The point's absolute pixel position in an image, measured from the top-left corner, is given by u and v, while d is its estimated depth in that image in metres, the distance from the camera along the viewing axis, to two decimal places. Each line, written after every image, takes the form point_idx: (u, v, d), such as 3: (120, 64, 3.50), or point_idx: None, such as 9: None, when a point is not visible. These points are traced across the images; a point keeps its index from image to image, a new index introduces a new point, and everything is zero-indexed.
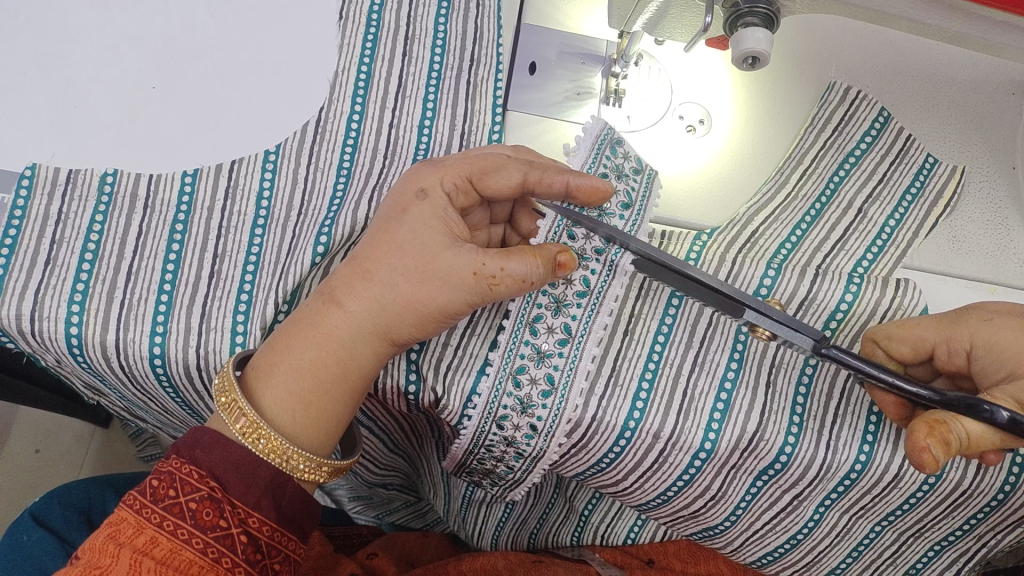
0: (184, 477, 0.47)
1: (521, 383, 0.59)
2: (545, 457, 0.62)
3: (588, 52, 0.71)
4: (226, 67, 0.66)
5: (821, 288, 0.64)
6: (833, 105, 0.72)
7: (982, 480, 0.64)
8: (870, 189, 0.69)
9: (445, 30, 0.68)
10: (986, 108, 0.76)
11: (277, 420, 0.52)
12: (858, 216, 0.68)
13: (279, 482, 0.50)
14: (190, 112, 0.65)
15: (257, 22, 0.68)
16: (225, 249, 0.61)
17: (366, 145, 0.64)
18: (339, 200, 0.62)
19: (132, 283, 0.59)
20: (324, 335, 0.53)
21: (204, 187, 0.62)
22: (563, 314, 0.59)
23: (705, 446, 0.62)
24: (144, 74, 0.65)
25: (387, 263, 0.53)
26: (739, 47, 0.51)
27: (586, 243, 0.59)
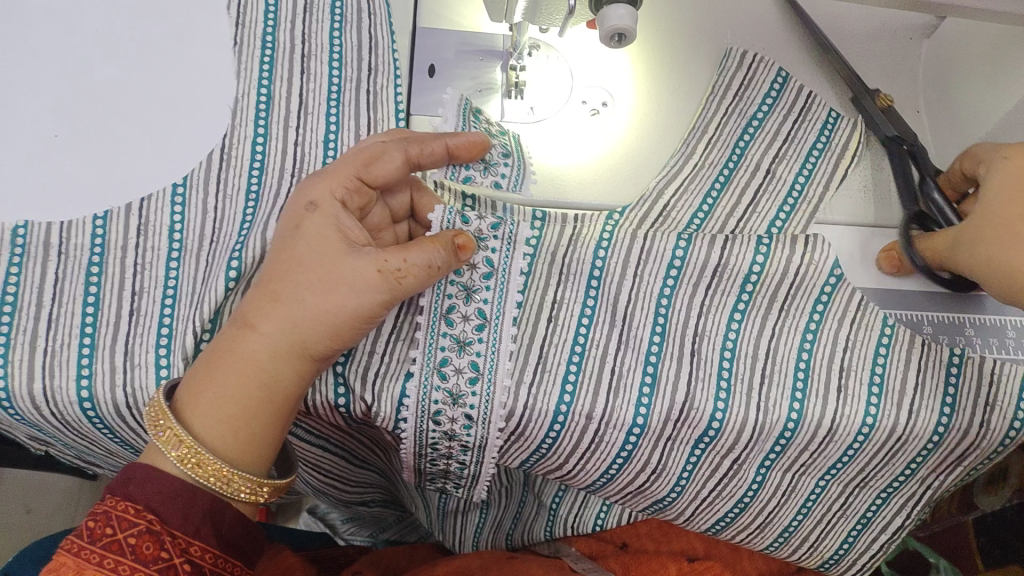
0: (119, 513, 0.46)
1: (447, 375, 0.60)
2: (489, 446, 0.63)
3: (486, 49, 0.72)
4: (128, 106, 0.66)
5: (732, 251, 0.65)
6: (730, 74, 0.73)
7: (915, 423, 0.65)
8: (776, 149, 0.71)
9: (341, 44, 0.69)
10: (886, 55, 0.77)
11: (215, 446, 0.51)
12: (767, 176, 0.70)
13: (219, 508, 0.50)
14: (97, 155, 0.65)
15: (154, 57, 0.68)
16: (143, 285, 0.62)
17: (273, 165, 0.65)
18: (248, 224, 0.64)
19: (54, 329, 0.60)
20: (247, 361, 0.52)
21: (116, 226, 0.63)
22: (474, 300, 0.61)
23: (638, 421, 0.63)
24: (46, 121, 0.65)
25: (293, 277, 0.53)
26: (605, 25, 0.52)
27: (481, 223, 0.61)
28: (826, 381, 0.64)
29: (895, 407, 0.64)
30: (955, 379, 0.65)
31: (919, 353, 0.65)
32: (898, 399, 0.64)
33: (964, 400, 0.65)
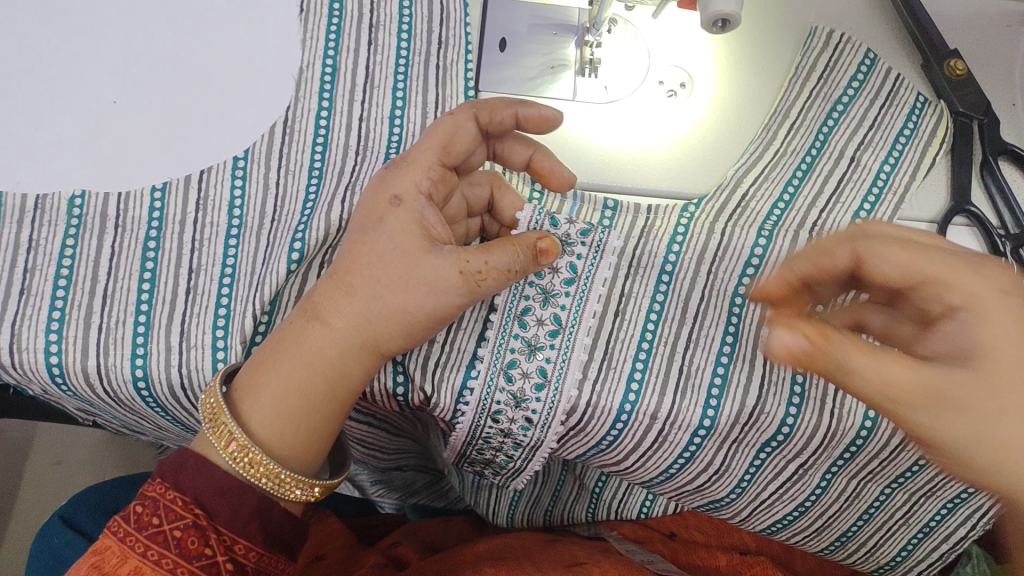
0: (168, 504, 0.45)
1: (513, 378, 0.58)
2: (544, 446, 0.61)
3: (561, 23, 0.68)
4: (188, 73, 0.64)
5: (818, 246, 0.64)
6: (813, 62, 0.69)
7: None
8: (861, 136, 0.68)
9: (410, 14, 0.67)
10: (978, 43, 0.72)
11: (269, 442, 0.49)
12: (851, 164, 0.67)
13: (267, 506, 0.48)
14: (157, 122, 0.63)
15: (216, 22, 0.65)
16: (201, 259, 0.60)
17: (337, 140, 0.63)
18: (311, 205, 0.61)
19: (109, 306, 0.58)
20: (307, 351, 0.50)
21: (174, 200, 0.61)
22: (551, 304, 0.59)
23: (704, 423, 0.61)
24: (105, 86, 0.63)
25: (370, 274, 0.51)
26: (708, 11, 0.49)
27: (569, 228, 0.59)
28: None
29: None
30: None
31: None
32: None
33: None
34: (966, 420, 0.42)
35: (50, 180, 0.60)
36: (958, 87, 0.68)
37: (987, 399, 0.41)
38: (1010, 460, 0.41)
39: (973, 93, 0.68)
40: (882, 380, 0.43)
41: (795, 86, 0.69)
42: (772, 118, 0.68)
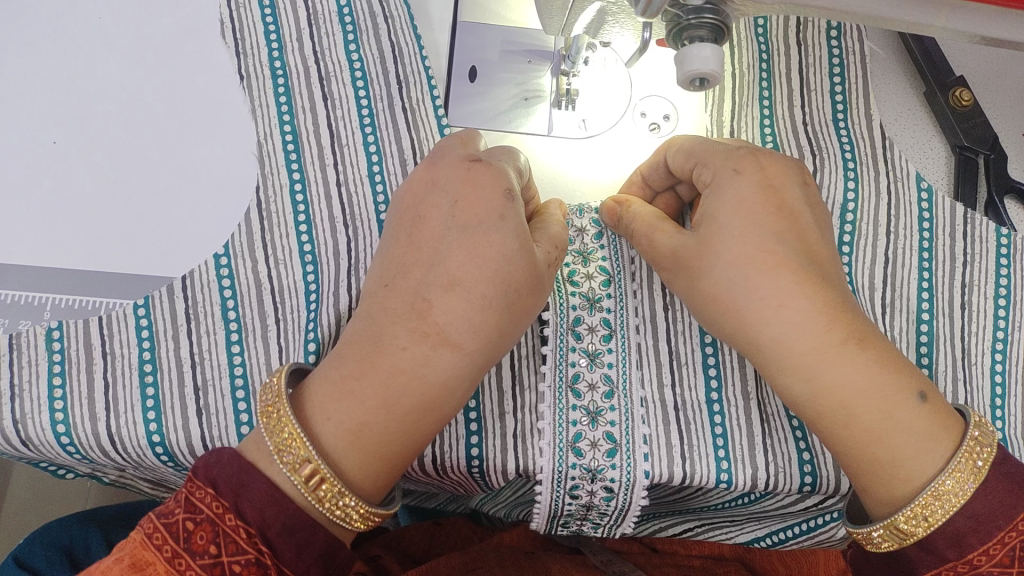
0: (230, 534, 0.40)
1: (583, 451, 0.54)
2: (638, 486, 0.54)
3: (534, 48, 0.63)
4: (126, 115, 0.60)
5: (894, 322, 0.59)
6: (785, 78, 0.64)
7: None
8: (886, 166, 0.63)
9: (360, 58, 0.61)
10: (991, 64, 0.68)
11: (360, 475, 0.45)
12: (894, 199, 0.62)
13: (333, 551, 0.43)
14: (97, 165, 0.59)
15: (161, 51, 0.61)
16: (113, 329, 0.55)
17: (278, 179, 0.58)
18: (226, 258, 0.57)
19: (20, 398, 0.54)
20: (396, 363, 0.45)
21: (75, 337, 0.55)
22: (598, 310, 0.57)
23: (722, 479, 0.56)
24: (42, 126, 0.59)
25: (477, 284, 0.47)
26: (683, 69, 0.44)
27: (591, 283, 0.58)
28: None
29: None
30: None
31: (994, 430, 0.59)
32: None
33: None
34: (831, 422, 0.47)
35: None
36: (964, 118, 0.65)
37: (812, 366, 0.47)
38: (885, 429, 0.46)
39: (981, 123, 0.65)
40: (782, 348, 0.47)
41: (766, 105, 0.64)
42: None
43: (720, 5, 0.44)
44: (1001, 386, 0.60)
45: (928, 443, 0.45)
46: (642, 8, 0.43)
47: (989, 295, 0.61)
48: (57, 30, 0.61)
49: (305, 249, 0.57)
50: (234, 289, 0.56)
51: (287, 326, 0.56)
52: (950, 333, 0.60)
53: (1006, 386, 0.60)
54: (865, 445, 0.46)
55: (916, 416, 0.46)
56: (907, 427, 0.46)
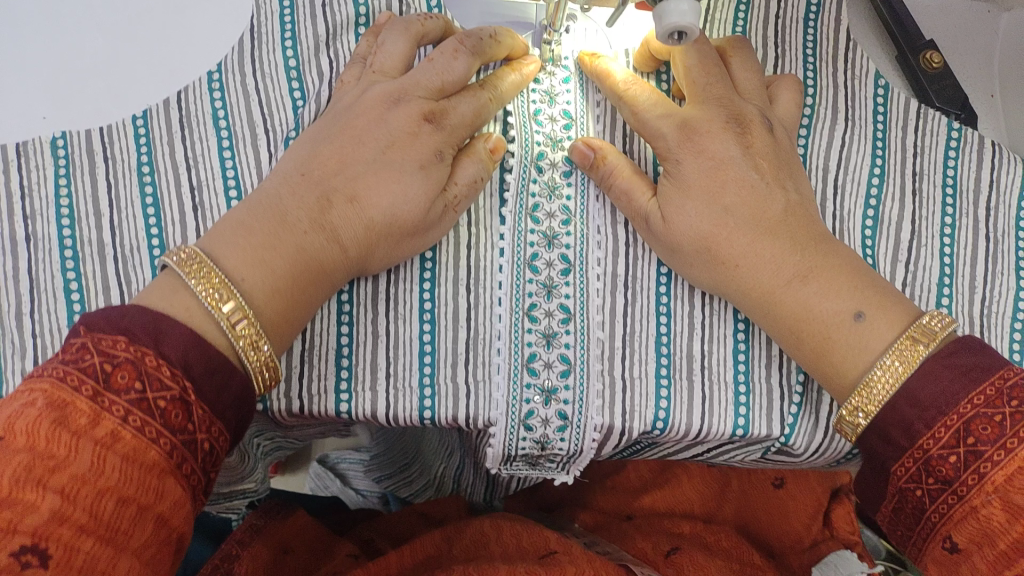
0: (151, 371, 0.42)
1: (537, 371, 0.58)
2: (589, 414, 0.59)
3: (516, 20, 0.64)
4: (127, 13, 0.63)
5: (844, 207, 0.63)
6: (762, 22, 0.66)
7: None
8: (845, 109, 0.65)
9: (367, 10, 0.61)
10: (959, 26, 0.71)
11: (258, 288, 0.48)
12: (849, 122, 0.65)
13: (247, 397, 0.47)
14: (96, 108, 0.61)
15: (142, 21, 0.63)
16: (129, 266, 0.57)
17: (275, 123, 0.60)
18: (228, 141, 0.60)
19: (30, 197, 0.58)
20: (297, 236, 0.51)
21: (90, 274, 0.57)
22: (556, 246, 0.60)
23: (658, 418, 0.59)
24: (33, 100, 0.61)
25: (380, 197, 0.53)
26: (663, 23, 0.46)
27: (551, 221, 0.61)
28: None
29: None
30: None
31: None
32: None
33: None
34: (778, 324, 0.53)
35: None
36: (934, 80, 0.67)
37: (768, 260, 0.53)
38: (837, 347, 0.51)
39: (950, 85, 0.67)
40: (751, 247, 0.53)
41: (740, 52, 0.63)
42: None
43: None
44: (945, 310, 0.62)
45: (881, 324, 0.50)
46: None
47: (935, 234, 0.64)
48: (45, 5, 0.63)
49: (298, 103, 0.60)
50: (225, 103, 0.60)
51: (276, 134, 0.60)
52: (898, 216, 0.63)
53: (950, 308, 0.62)
54: (828, 307, 0.52)
55: (867, 324, 0.51)
56: (856, 339, 0.51)
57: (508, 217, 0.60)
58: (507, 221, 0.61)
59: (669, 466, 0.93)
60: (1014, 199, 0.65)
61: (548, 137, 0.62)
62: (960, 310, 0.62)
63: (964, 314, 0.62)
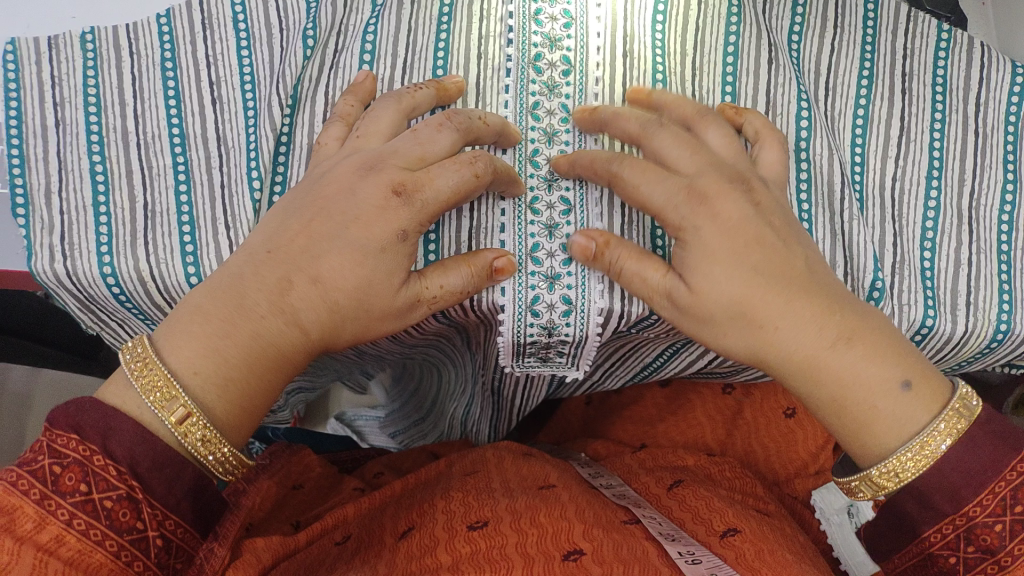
0: (97, 472, 0.44)
1: (541, 260, 0.60)
2: (594, 305, 0.61)
3: None
4: None
5: (834, 107, 0.66)
6: None
7: (974, 318, 0.63)
8: (834, 18, 0.68)
9: None
10: None
11: (222, 411, 0.50)
12: (839, 29, 0.67)
13: (200, 485, 0.49)
14: (123, 11, 0.68)
15: None
16: (151, 157, 0.64)
17: (291, 19, 0.66)
18: (246, 41, 0.65)
19: (60, 85, 0.64)
20: (253, 321, 0.51)
21: (115, 159, 0.63)
22: (557, 143, 0.62)
23: (657, 305, 0.62)
24: (63, 3, 0.67)
25: (343, 280, 0.53)
26: None
27: (551, 119, 0.62)
28: (832, 214, 0.62)
29: (952, 316, 0.63)
30: (1009, 288, 0.64)
31: (968, 255, 0.65)
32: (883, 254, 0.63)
33: (944, 272, 0.64)
34: (824, 389, 0.53)
35: (17, 24, 0.66)
36: None
37: (810, 323, 0.53)
38: (882, 425, 0.52)
39: None
40: (799, 350, 0.53)
41: None
42: (739, 23, 0.67)
43: None
44: (935, 202, 0.65)
45: (911, 406, 0.52)
46: None
47: (926, 129, 0.66)
48: None
49: (311, 2, 0.66)
50: (244, 6, 0.65)
51: (289, 30, 0.66)
52: (887, 115, 0.66)
53: (938, 202, 0.65)
54: (850, 373, 0.53)
55: (878, 363, 0.52)
56: (893, 416, 0.52)
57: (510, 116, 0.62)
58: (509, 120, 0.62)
59: (682, 391, 0.90)
60: (1005, 93, 0.67)
61: (547, 37, 0.62)
62: (949, 203, 0.66)
63: (952, 208, 0.66)
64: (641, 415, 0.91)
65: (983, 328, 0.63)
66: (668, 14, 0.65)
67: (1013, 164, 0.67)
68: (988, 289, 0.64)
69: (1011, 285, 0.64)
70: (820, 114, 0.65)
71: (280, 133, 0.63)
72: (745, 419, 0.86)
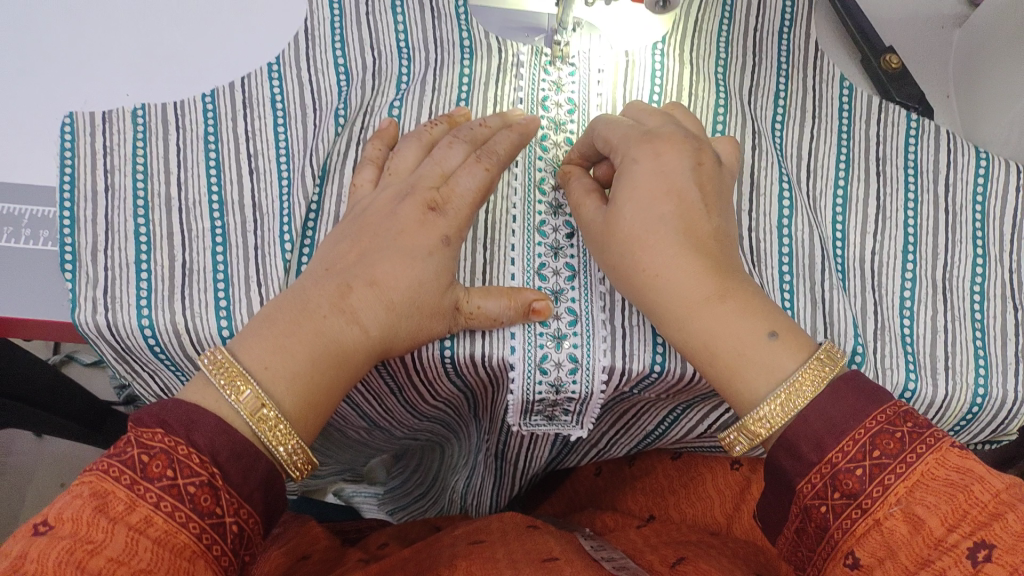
0: (183, 459, 0.49)
1: (548, 321, 0.65)
2: (598, 363, 0.65)
3: (530, 25, 0.76)
4: (199, 17, 0.77)
5: (815, 186, 0.73)
6: (744, 33, 0.77)
7: (953, 385, 0.67)
8: (812, 107, 0.75)
9: (403, 18, 0.76)
10: (917, 43, 0.81)
11: (291, 407, 0.56)
12: (814, 120, 0.75)
13: (271, 479, 0.54)
14: (173, 89, 0.74)
15: (215, 22, 0.76)
16: (192, 220, 0.69)
17: (325, 100, 0.74)
18: (282, 119, 0.73)
19: (111, 155, 0.70)
20: (316, 321, 0.59)
21: (158, 220, 0.69)
22: (562, 215, 0.69)
23: (656, 363, 0.66)
24: (118, 82, 0.74)
25: (397, 283, 0.61)
26: None
27: (556, 192, 0.70)
28: (813, 283, 0.68)
29: (932, 380, 0.67)
30: (983, 355, 0.69)
31: (944, 322, 0.69)
32: (864, 321, 0.68)
33: (922, 337, 0.69)
34: (702, 368, 0.58)
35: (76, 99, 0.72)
36: (894, 79, 0.76)
37: (696, 308, 0.57)
38: (749, 369, 0.56)
39: (909, 82, 0.76)
40: (703, 332, 0.57)
41: (722, 64, 0.76)
42: (726, 113, 0.73)
43: None
44: (910, 274, 0.70)
45: (775, 355, 0.56)
46: None
47: (900, 206, 0.72)
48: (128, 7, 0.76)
49: (342, 85, 0.74)
50: (281, 87, 0.74)
51: (322, 110, 0.73)
52: (864, 196, 0.72)
53: (914, 274, 0.70)
54: (733, 344, 0.56)
55: (772, 355, 0.56)
56: (761, 364, 0.56)
57: (520, 189, 0.70)
58: (518, 192, 0.70)
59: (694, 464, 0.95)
60: (971, 177, 0.73)
61: (553, 120, 0.72)
62: (924, 274, 0.71)
63: (927, 279, 0.71)
64: (652, 487, 0.96)
65: (961, 391, 0.67)
66: (663, 102, 0.74)
67: (982, 239, 0.72)
68: (963, 353, 0.69)
69: (985, 350, 0.69)
70: (799, 195, 0.71)
71: (310, 203, 0.69)
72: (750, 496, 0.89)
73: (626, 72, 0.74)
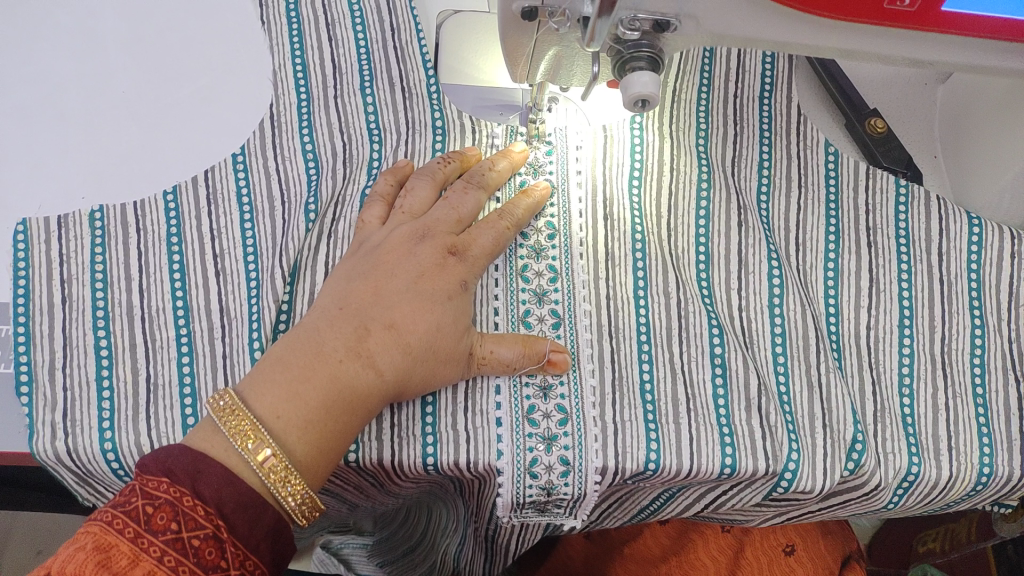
0: (188, 512, 0.48)
1: (537, 421, 0.61)
2: (590, 465, 0.61)
3: (505, 103, 0.73)
4: (157, 112, 0.75)
5: (805, 261, 0.71)
6: (722, 103, 0.75)
7: (957, 464, 0.66)
8: (795, 176, 0.73)
9: (373, 100, 0.73)
10: (902, 101, 0.80)
11: (301, 454, 0.53)
12: (801, 189, 0.73)
13: (279, 525, 0.52)
14: (132, 187, 0.71)
15: (178, 117, 0.74)
16: (155, 331, 0.66)
17: (293, 191, 0.71)
18: (249, 214, 0.70)
19: (67, 263, 0.67)
20: (332, 365, 0.55)
21: (120, 331, 0.66)
22: (547, 302, 0.65)
23: (649, 464, 0.62)
24: (73, 186, 0.71)
25: (415, 325, 0.58)
26: (629, 91, 0.52)
27: (540, 279, 0.66)
28: (809, 366, 0.67)
29: (937, 462, 0.66)
30: (987, 432, 0.67)
31: (945, 399, 0.68)
32: (863, 403, 0.67)
33: (923, 417, 0.67)
34: None
35: (29, 205, 0.70)
36: (880, 143, 0.75)
37: None
38: None
39: (896, 147, 0.75)
40: None
41: (702, 136, 0.74)
42: (709, 187, 0.72)
43: (654, 41, 0.53)
44: (909, 348, 0.69)
45: None
46: (589, 44, 0.52)
47: (893, 279, 0.71)
48: (84, 105, 0.74)
49: (311, 172, 0.71)
50: (248, 180, 0.71)
51: (291, 202, 0.70)
52: (856, 269, 0.71)
53: (912, 350, 0.69)
54: None
55: None
56: None
57: (500, 279, 0.66)
58: (500, 282, 0.66)
59: (685, 530, 0.91)
60: (964, 245, 0.72)
61: None
62: (922, 349, 0.69)
63: (925, 355, 0.69)
64: (643, 554, 0.91)
65: (966, 472, 0.66)
66: (645, 178, 0.71)
67: (979, 309, 0.71)
68: (966, 432, 0.67)
69: (988, 428, 0.67)
70: (789, 273, 0.70)
71: (280, 304, 0.65)
72: (746, 560, 0.87)
73: (605, 148, 0.72)
